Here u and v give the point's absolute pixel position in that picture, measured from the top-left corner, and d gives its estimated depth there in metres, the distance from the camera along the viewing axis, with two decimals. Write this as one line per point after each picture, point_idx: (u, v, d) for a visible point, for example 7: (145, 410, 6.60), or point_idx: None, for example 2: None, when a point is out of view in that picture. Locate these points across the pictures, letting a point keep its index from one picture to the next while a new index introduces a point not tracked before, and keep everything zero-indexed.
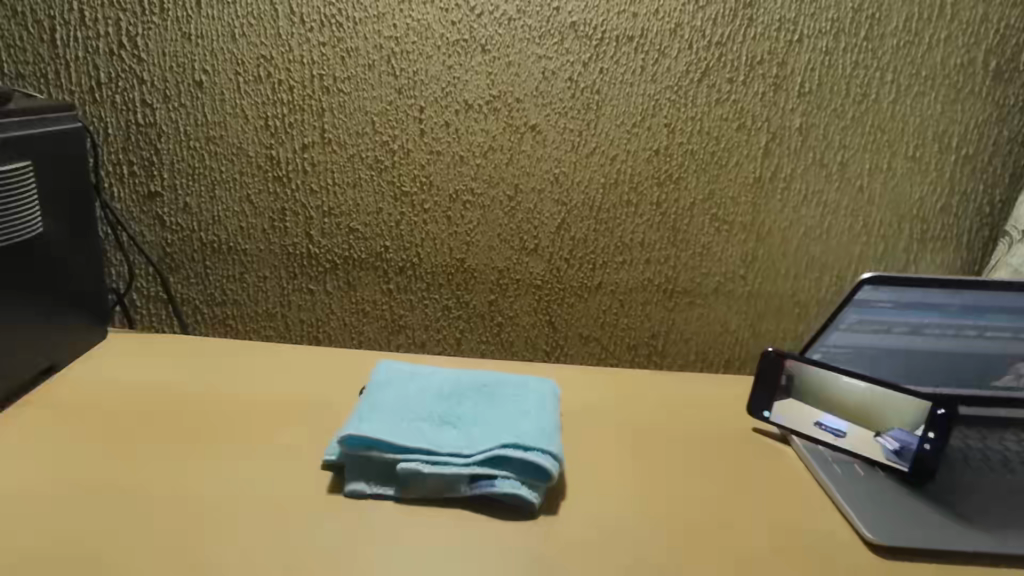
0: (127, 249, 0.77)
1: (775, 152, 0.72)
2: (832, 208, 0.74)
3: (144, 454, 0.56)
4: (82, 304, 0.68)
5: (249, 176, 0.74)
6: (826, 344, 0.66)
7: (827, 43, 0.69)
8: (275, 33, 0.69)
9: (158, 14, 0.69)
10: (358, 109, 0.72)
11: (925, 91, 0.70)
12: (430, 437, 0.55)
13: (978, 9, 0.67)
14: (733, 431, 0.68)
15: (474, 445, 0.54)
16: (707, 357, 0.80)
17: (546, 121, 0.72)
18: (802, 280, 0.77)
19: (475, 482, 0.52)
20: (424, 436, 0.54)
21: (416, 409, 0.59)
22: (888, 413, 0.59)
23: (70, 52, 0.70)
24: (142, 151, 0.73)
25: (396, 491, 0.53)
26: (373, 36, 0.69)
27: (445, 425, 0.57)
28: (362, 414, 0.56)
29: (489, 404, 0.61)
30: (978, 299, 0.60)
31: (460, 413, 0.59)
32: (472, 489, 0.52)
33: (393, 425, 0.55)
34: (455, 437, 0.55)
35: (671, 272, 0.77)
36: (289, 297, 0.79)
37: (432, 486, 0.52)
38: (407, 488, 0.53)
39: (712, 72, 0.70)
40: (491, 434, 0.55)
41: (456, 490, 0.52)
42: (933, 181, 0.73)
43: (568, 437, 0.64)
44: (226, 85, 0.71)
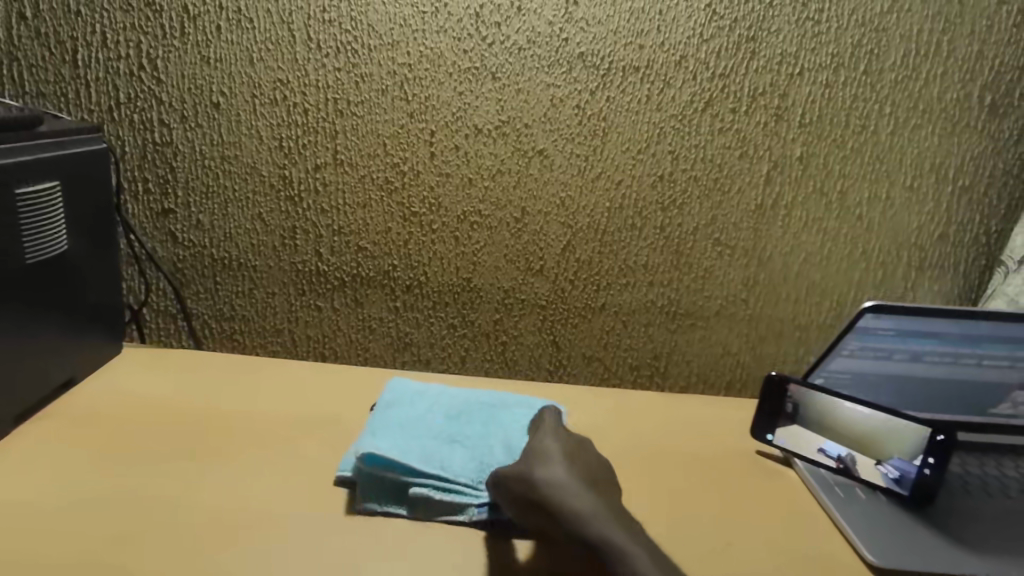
0: (140, 261, 0.78)
1: (776, 180, 0.74)
2: (832, 235, 0.76)
3: (156, 467, 0.57)
4: (100, 319, 0.69)
5: (262, 196, 0.76)
6: (828, 369, 0.67)
7: (827, 77, 0.71)
8: (292, 58, 0.72)
9: (179, 38, 0.71)
10: (370, 132, 0.73)
11: (923, 124, 0.72)
12: (443, 462, 0.55)
13: (973, 47, 0.70)
14: (736, 452, 0.69)
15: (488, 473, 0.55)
16: (708, 378, 0.81)
17: (553, 146, 0.73)
18: (803, 304, 0.78)
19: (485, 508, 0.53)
20: (436, 461, 0.55)
21: (426, 431, 0.59)
22: (891, 439, 0.60)
23: (90, 73, 0.72)
24: (158, 170, 0.75)
25: (408, 510, 0.54)
26: (387, 62, 0.71)
27: (455, 448, 0.58)
28: (376, 436, 0.57)
29: (497, 422, 0.63)
30: (976, 329, 0.61)
31: (469, 433, 0.60)
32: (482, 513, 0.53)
33: (409, 448, 0.56)
34: (468, 461, 0.56)
35: (674, 295, 0.78)
36: (297, 313, 0.80)
37: (442, 509, 0.53)
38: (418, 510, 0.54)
39: (716, 103, 0.72)
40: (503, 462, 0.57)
41: (465, 511, 0.53)
42: (931, 210, 0.74)
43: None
44: (242, 107, 0.73)
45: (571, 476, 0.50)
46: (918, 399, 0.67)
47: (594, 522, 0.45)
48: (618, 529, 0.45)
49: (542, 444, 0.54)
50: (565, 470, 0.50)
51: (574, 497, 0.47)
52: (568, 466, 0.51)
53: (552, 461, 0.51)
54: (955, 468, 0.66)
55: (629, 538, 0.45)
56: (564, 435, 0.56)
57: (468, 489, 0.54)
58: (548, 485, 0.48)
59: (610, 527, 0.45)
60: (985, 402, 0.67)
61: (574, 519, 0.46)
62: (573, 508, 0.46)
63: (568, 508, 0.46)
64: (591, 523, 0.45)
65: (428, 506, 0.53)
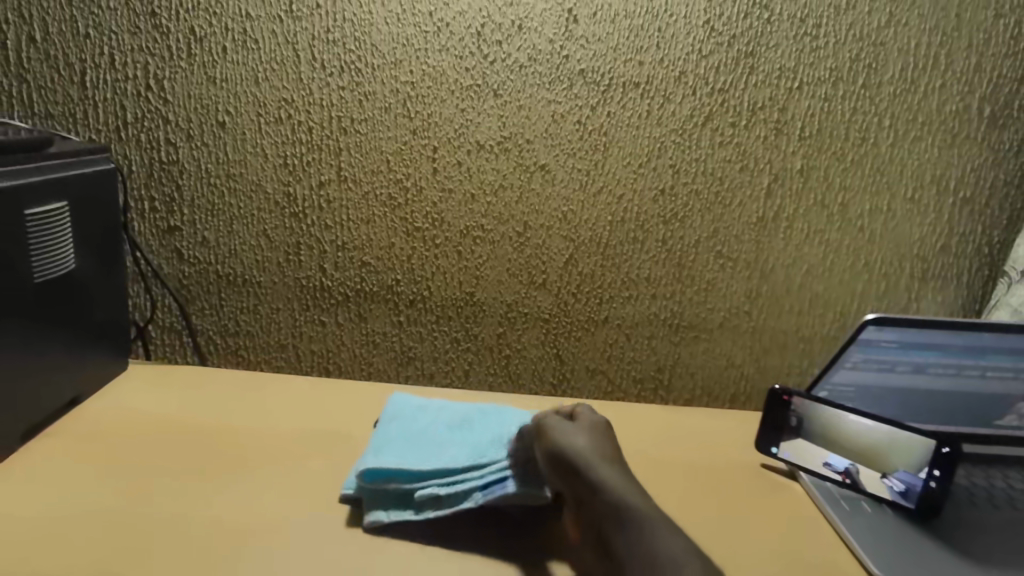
0: (145, 278, 0.79)
1: (776, 193, 0.74)
2: (834, 247, 0.76)
3: (162, 481, 0.57)
4: (106, 335, 0.70)
5: (267, 213, 0.76)
6: (832, 381, 0.67)
7: (826, 90, 0.71)
8: (297, 78, 0.73)
9: (185, 59, 0.72)
10: (374, 149, 0.74)
11: (922, 136, 0.72)
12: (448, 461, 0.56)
13: (970, 60, 0.70)
14: (741, 464, 0.68)
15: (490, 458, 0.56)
16: (713, 391, 0.81)
17: (554, 161, 0.74)
18: (806, 316, 0.78)
19: (488, 492, 0.54)
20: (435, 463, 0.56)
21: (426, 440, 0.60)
22: (897, 451, 0.60)
23: (98, 94, 0.73)
24: (164, 188, 0.76)
25: (416, 512, 0.54)
26: (390, 81, 0.72)
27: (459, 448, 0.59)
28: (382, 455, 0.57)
29: (496, 426, 0.63)
30: (980, 341, 0.61)
31: (469, 439, 0.61)
32: (485, 496, 0.53)
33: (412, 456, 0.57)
34: (470, 456, 0.57)
35: (677, 307, 0.78)
36: (301, 328, 0.80)
37: (448, 505, 0.54)
38: (426, 512, 0.54)
39: (716, 117, 0.72)
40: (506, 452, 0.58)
41: (470, 500, 0.53)
42: (932, 221, 0.75)
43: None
44: (247, 125, 0.74)
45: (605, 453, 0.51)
46: (923, 411, 0.67)
47: (625, 495, 0.47)
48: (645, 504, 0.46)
49: (581, 421, 0.55)
50: (600, 446, 0.52)
51: (609, 472, 0.49)
52: (606, 444, 0.52)
53: (589, 438, 0.52)
54: (961, 480, 0.66)
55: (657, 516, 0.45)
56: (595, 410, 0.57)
57: (469, 478, 0.55)
58: (584, 457, 0.50)
59: (640, 505, 0.46)
60: (991, 414, 0.67)
61: (606, 491, 0.47)
62: (606, 480, 0.48)
63: (601, 480, 0.48)
64: (624, 497, 0.46)
65: (437, 505, 0.54)
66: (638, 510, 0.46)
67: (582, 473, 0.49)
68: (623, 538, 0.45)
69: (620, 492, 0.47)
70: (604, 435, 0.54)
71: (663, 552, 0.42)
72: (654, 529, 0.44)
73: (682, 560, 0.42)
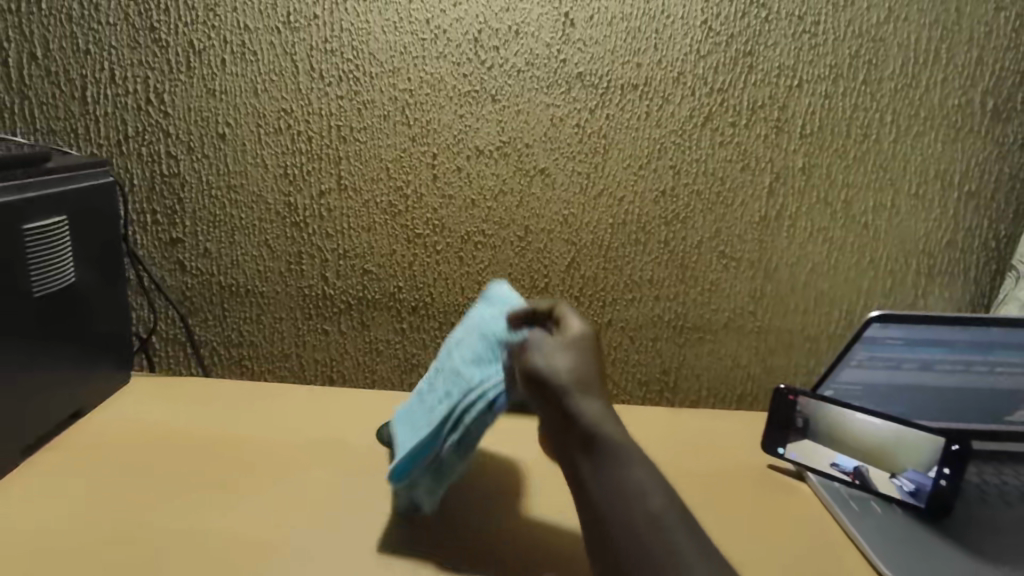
0: (149, 292, 0.79)
1: (778, 191, 0.74)
2: (838, 244, 0.75)
3: (164, 493, 0.57)
4: (108, 348, 0.70)
5: (268, 223, 0.76)
6: (838, 380, 0.66)
7: (826, 88, 0.71)
8: (295, 88, 0.73)
9: (185, 72, 0.73)
10: (373, 157, 0.74)
11: (925, 131, 0.72)
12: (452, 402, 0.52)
13: (972, 53, 0.70)
14: (748, 465, 0.68)
15: (479, 376, 0.51)
16: (719, 392, 0.81)
17: (554, 164, 0.74)
18: (812, 314, 0.78)
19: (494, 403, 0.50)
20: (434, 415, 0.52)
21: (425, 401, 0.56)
22: (906, 450, 0.59)
23: (99, 109, 0.74)
24: (165, 201, 0.76)
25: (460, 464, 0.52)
26: (389, 89, 0.72)
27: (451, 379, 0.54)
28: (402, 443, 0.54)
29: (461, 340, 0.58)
30: (988, 335, 0.61)
31: (445, 368, 0.56)
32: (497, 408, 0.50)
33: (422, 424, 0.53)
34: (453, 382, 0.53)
35: (681, 309, 0.78)
36: (304, 337, 0.80)
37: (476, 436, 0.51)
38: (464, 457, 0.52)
39: (715, 117, 0.72)
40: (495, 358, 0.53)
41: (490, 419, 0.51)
42: (937, 217, 0.74)
43: (546, 483, 0.62)
44: (247, 136, 0.74)
45: (589, 377, 0.48)
46: (932, 409, 0.66)
47: (600, 424, 0.45)
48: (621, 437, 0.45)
49: (563, 336, 0.51)
50: (582, 365, 0.48)
51: (587, 397, 0.46)
52: (588, 363, 0.49)
53: (571, 356, 0.48)
54: (972, 478, 0.65)
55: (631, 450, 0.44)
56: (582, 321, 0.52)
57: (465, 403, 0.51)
58: (565, 381, 0.47)
59: (616, 437, 0.44)
60: (1001, 410, 0.66)
61: (585, 421, 0.45)
62: (585, 409, 0.45)
63: (580, 409, 0.45)
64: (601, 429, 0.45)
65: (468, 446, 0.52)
66: (611, 440, 0.44)
67: (560, 397, 0.46)
68: (591, 465, 0.44)
69: (594, 419, 0.45)
70: (586, 351, 0.50)
71: (632, 491, 0.42)
72: (626, 466, 0.43)
73: (649, 500, 0.41)
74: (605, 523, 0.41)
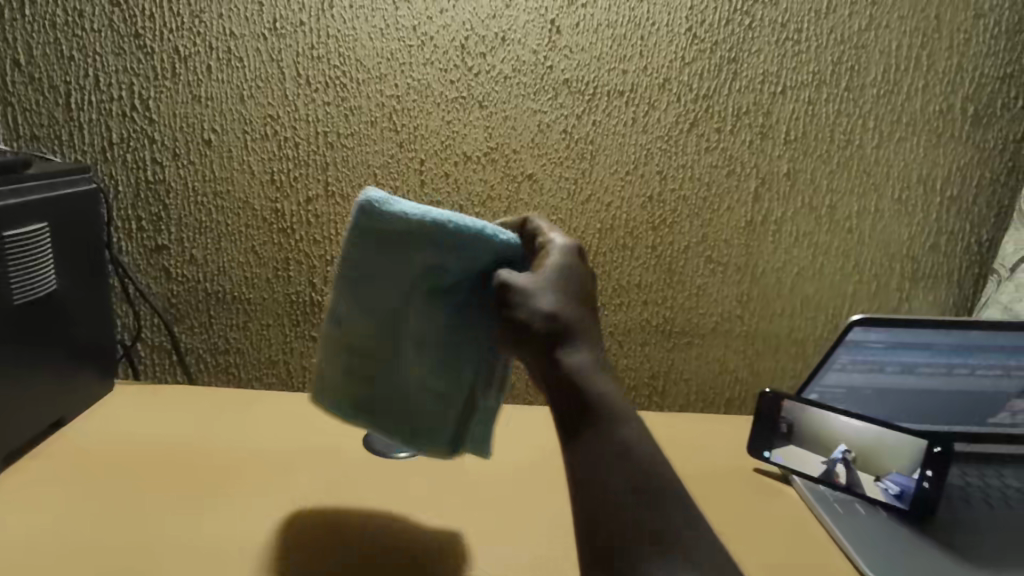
0: (133, 301, 0.78)
1: (764, 196, 0.74)
2: (823, 249, 0.76)
3: (147, 501, 0.56)
4: (91, 356, 0.69)
5: (254, 229, 0.76)
6: (822, 384, 0.66)
7: (810, 94, 0.72)
8: (282, 94, 0.72)
9: (170, 79, 0.72)
10: (361, 163, 0.74)
11: (907, 137, 0.73)
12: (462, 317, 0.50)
13: (952, 60, 0.71)
14: (736, 469, 0.68)
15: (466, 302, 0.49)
16: (707, 396, 0.81)
17: (542, 170, 0.74)
18: (798, 318, 0.78)
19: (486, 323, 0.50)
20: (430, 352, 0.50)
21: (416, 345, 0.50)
22: (890, 453, 0.60)
23: (83, 115, 0.73)
24: (151, 207, 0.76)
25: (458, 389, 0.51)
26: (375, 95, 0.72)
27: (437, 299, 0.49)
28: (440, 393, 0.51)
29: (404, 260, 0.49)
30: (968, 339, 0.61)
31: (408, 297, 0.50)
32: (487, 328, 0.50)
33: (446, 352, 0.50)
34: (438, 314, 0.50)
35: (668, 313, 0.78)
36: (292, 344, 0.80)
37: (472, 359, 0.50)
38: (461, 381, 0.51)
39: (701, 123, 0.73)
40: (480, 249, 0.48)
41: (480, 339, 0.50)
42: (920, 221, 0.75)
43: (535, 493, 0.62)
44: (233, 143, 0.74)
45: (578, 326, 0.46)
46: (917, 411, 0.67)
47: (590, 380, 0.44)
48: (610, 394, 0.44)
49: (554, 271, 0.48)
50: (572, 310, 0.46)
51: (576, 345, 0.45)
52: (578, 311, 0.47)
53: (561, 301, 0.46)
54: (956, 480, 0.65)
55: (619, 409, 0.44)
56: (569, 255, 0.49)
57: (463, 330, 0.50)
58: (556, 329, 0.45)
59: (605, 393, 0.44)
60: (984, 413, 0.67)
61: (576, 374, 0.44)
62: (576, 361, 0.44)
63: (572, 362, 0.44)
64: (591, 384, 0.44)
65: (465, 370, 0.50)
66: (600, 398, 0.44)
67: (550, 347, 0.44)
68: (577, 422, 0.43)
69: (585, 376, 0.44)
70: (574, 296, 0.47)
71: (620, 452, 0.42)
72: (615, 424, 0.43)
73: (635, 464, 0.41)
74: (585, 480, 0.41)
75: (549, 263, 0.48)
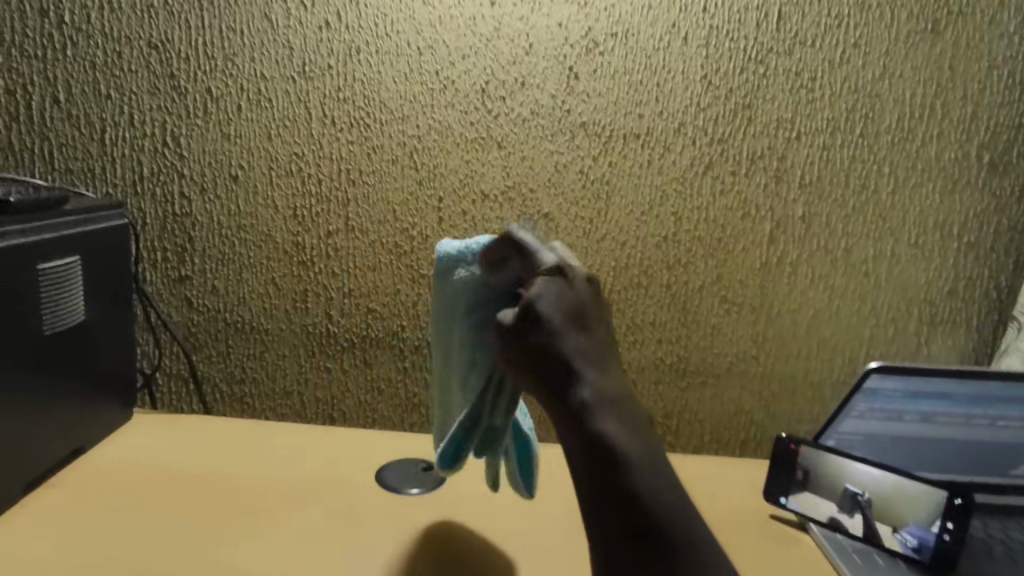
0: (155, 329, 0.80)
1: (779, 238, 0.75)
2: (840, 291, 0.76)
3: (161, 531, 0.56)
4: (112, 386, 0.70)
5: (275, 262, 0.78)
6: (839, 431, 0.65)
7: (824, 140, 0.73)
8: (308, 133, 0.75)
9: (202, 117, 0.75)
10: (381, 199, 0.76)
11: (923, 183, 0.73)
12: (482, 331, 0.53)
13: (966, 109, 0.71)
14: (752, 513, 0.67)
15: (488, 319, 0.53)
16: (721, 437, 0.80)
17: (558, 209, 0.75)
18: (815, 361, 0.77)
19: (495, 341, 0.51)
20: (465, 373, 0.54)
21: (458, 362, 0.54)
22: (907, 502, 0.59)
23: (117, 150, 0.76)
24: (176, 238, 0.78)
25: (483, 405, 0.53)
26: (397, 135, 0.74)
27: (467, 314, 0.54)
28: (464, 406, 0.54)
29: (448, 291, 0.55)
30: (987, 390, 0.61)
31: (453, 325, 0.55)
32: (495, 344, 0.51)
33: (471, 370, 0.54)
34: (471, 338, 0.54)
35: (683, 352, 0.78)
36: (307, 375, 0.81)
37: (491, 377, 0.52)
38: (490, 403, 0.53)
39: (716, 166, 0.74)
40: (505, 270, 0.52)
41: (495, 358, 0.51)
42: (937, 266, 0.74)
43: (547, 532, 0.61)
44: (259, 179, 0.76)
45: (582, 359, 0.45)
46: (936, 462, 0.66)
47: (598, 415, 0.43)
48: (620, 430, 0.43)
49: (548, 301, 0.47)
50: (573, 342, 0.46)
51: (579, 380, 0.45)
52: (577, 339, 0.46)
53: (557, 331, 0.46)
54: (979, 531, 0.63)
55: (630, 446, 0.43)
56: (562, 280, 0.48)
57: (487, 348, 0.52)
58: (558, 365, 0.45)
59: (614, 430, 0.43)
60: (1006, 465, 0.66)
61: (580, 410, 0.43)
62: (581, 397, 0.44)
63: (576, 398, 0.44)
64: (597, 421, 0.43)
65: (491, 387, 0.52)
66: (608, 435, 0.43)
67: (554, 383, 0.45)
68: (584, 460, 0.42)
69: (591, 411, 0.43)
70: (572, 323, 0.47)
71: (630, 494, 0.41)
72: (623, 463, 0.42)
73: (646, 509, 0.40)
74: (597, 524, 0.41)
75: (538, 292, 0.47)
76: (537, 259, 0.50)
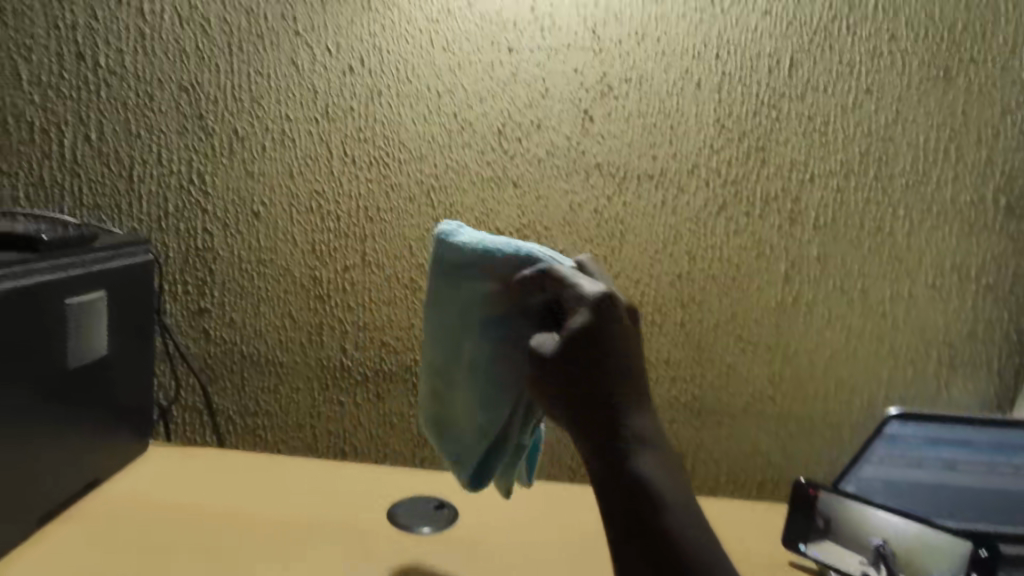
0: (172, 360, 0.81)
1: (794, 278, 0.75)
2: (856, 332, 0.75)
3: (172, 568, 0.56)
4: (130, 419, 0.71)
5: (292, 295, 0.79)
6: (860, 476, 0.63)
7: (838, 182, 0.73)
8: (328, 172, 0.77)
9: (227, 156, 0.77)
10: (398, 235, 0.77)
11: (939, 225, 0.73)
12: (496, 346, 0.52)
13: (980, 153, 0.72)
14: (770, 560, 0.65)
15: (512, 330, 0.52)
16: (738, 478, 0.79)
17: (572, 247, 0.76)
18: (832, 402, 0.76)
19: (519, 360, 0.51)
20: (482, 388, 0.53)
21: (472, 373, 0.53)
22: (929, 552, 0.57)
23: (144, 187, 0.78)
24: (197, 272, 0.79)
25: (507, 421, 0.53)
26: (415, 173, 0.76)
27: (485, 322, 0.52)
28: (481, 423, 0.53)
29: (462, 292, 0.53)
30: (1008, 438, 0.60)
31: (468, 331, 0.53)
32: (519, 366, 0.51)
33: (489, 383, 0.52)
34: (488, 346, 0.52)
35: (698, 391, 0.77)
36: (320, 408, 0.81)
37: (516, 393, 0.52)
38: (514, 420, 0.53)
39: (730, 207, 0.74)
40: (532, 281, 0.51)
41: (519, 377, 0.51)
42: (956, 308, 0.74)
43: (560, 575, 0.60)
44: (280, 215, 0.78)
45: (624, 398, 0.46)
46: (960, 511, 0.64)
47: (636, 455, 0.44)
48: (657, 470, 0.44)
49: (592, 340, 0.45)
50: (614, 380, 0.46)
51: (620, 418, 0.45)
52: (619, 378, 0.46)
53: (600, 371, 0.45)
54: None
55: (665, 488, 0.44)
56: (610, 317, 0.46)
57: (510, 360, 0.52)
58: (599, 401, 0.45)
59: (651, 470, 0.44)
60: None
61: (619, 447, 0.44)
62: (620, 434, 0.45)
63: (615, 435, 0.45)
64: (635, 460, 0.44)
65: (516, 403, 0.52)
66: (645, 475, 0.44)
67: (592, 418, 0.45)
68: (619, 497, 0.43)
69: (629, 450, 0.44)
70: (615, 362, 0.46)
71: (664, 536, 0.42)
72: (659, 504, 0.43)
73: (678, 552, 0.41)
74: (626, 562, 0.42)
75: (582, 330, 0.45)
76: (583, 288, 0.47)
